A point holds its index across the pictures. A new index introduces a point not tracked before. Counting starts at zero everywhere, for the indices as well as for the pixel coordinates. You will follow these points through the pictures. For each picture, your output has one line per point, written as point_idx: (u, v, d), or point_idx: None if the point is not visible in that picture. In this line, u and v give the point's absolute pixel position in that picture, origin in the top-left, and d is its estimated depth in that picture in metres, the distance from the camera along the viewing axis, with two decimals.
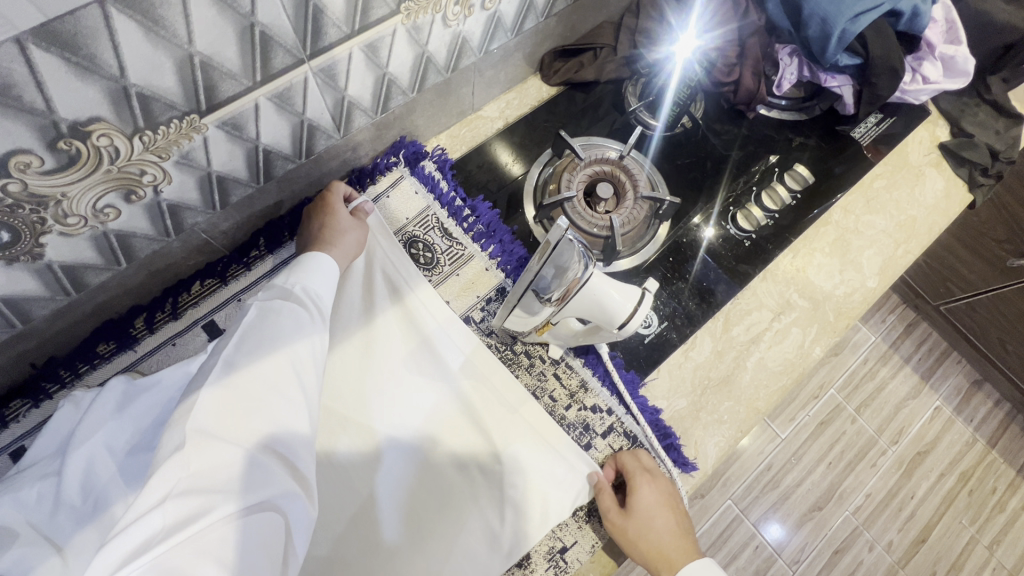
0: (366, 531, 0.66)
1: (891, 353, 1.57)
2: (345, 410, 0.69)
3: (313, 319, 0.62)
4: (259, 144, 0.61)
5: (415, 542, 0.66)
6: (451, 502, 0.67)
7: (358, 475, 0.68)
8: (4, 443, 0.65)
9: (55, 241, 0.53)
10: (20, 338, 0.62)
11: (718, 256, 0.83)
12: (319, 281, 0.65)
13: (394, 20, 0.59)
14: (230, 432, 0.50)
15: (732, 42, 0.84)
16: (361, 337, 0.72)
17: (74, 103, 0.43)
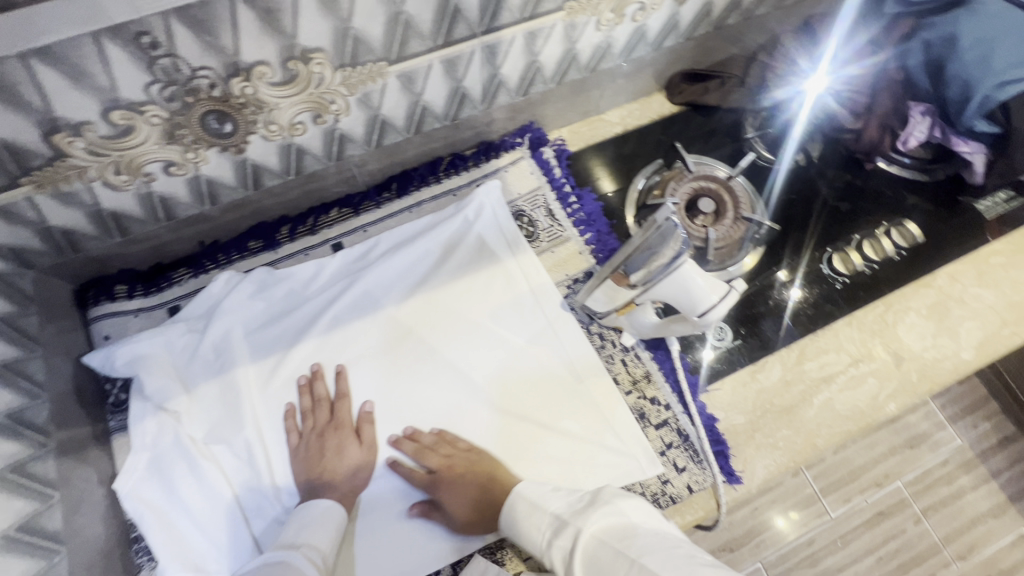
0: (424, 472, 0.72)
1: (977, 463, 1.44)
2: (428, 360, 0.77)
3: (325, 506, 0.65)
4: (420, 100, 0.72)
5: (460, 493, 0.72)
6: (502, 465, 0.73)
7: (427, 424, 0.75)
8: (164, 300, 0.79)
9: (256, 141, 0.66)
10: (201, 219, 0.76)
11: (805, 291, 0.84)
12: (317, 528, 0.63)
13: (557, 15, 0.68)
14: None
15: (864, 89, 0.86)
16: (454, 295, 0.80)
17: (311, 33, 0.55)
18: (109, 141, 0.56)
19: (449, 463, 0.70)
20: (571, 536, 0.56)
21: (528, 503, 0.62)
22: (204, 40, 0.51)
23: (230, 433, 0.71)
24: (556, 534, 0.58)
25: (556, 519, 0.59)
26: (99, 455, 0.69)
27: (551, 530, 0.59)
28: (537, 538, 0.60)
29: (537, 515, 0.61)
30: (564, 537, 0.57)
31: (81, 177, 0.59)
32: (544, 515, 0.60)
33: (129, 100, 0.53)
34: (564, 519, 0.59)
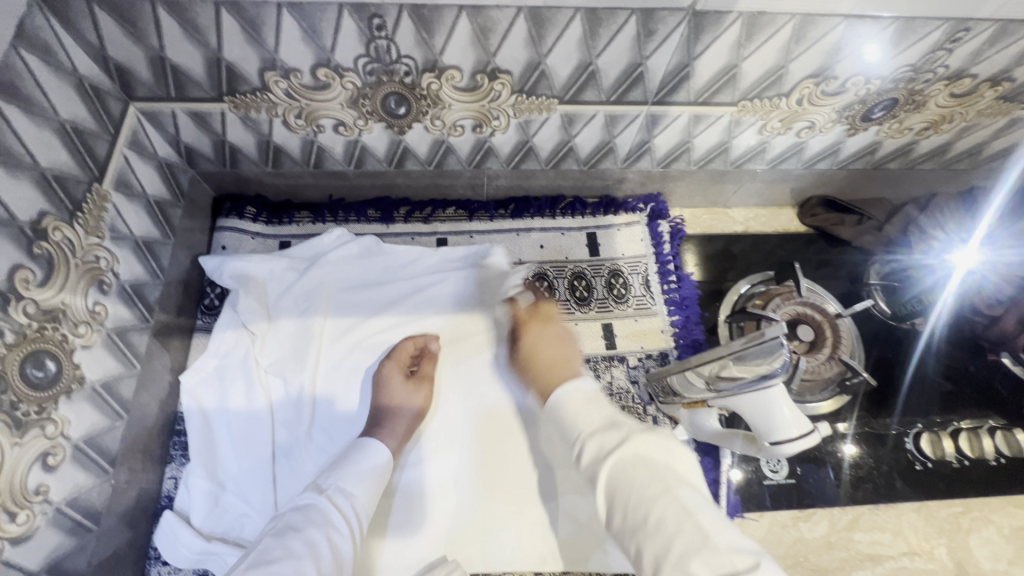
0: (439, 489, 0.73)
1: None
2: (477, 383, 0.78)
3: (368, 469, 0.63)
4: (571, 141, 0.75)
5: (466, 519, 0.72)
6: (515, 507, 0.73)
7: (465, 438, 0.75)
8: (279, 234, 0.86)
9: (418, 129, 0.71)
10: (339, 178, 0.82)
11: (884, 464, 0.78)
12: (361, 482, 0.62)
13: (728, 108, 0.69)
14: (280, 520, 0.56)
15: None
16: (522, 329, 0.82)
17: (508, 57, 0.59)
18: (306, 91, 0.63)
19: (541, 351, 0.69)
20: (620, 436, 0.49)
21: (585, 395, 0.56)
22: (420, 35, 0.56)
23: (291, 370, 0.75)
24: (607, 428, 0.51)
25: (612, 418, 0.52)
26: (179, 345, 0.75)
27: (598, 426, 0.52)
28: (582, 426, 0.53)
29: (589, 410, 0.54)
30: (610, 436, 0.50)
31: (269, 111, 0.66)
32: (600, 411, 0.53)
33: (338, 63, 0.59)
34: (619, 424, 0.51)
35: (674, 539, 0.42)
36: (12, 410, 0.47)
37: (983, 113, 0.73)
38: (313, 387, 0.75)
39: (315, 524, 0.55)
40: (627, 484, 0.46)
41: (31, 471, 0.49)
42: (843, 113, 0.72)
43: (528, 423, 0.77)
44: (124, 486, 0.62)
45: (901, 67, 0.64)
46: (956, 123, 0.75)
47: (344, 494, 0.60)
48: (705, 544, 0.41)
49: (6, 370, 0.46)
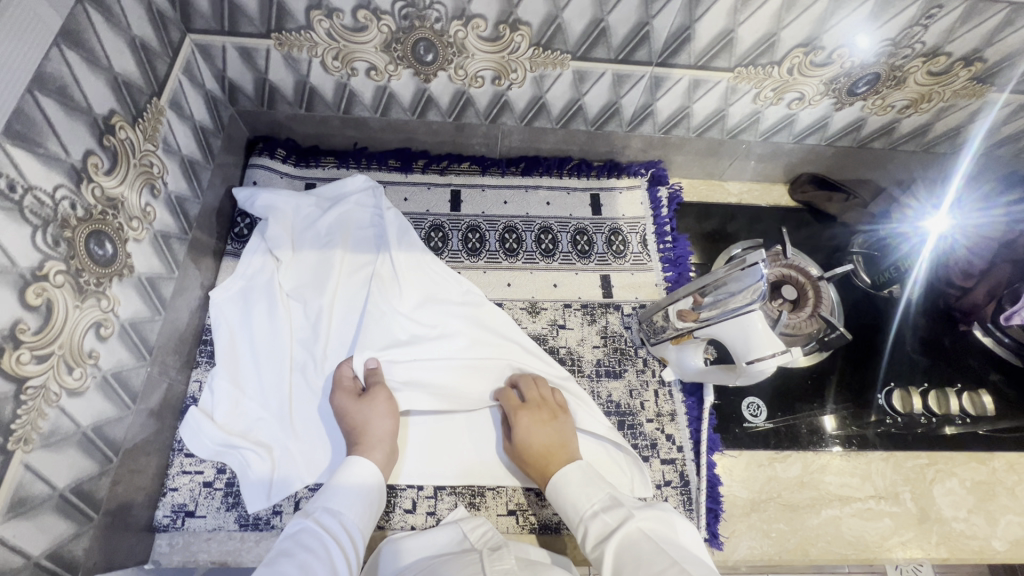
0: (442, 422, 0.77)
1: None
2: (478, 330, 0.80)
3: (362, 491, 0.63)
4: (580, 99, 0.82)
5: (468, 448, 0.76)
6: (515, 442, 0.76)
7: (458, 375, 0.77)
8: (306, 176, 0.92)
9: (442, 78, 0.78)
10: (365, 125, 0.89)
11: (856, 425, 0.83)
12: (353, 505, 0.61)
13: (725, 74, 0.76)
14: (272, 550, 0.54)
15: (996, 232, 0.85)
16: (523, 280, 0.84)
17: (529, 8, 0.67)
18: (346, 31, 0.70)
19: (532, 434, 0.70)
20: (621, 517, 0.57)
21: (583, 475, 0.63)
22: None
23: (309, 295, 0.80)
24: (607, 510, 0.58)
25: (609, 500, 0.60)
26: (209, 266, 0.81)
27: (601, 505, 0.60)
28: (581, 506, 0.61)
29: (593, 489, 0.62)
30: (613, 516, 0.58)
31: (310, 50, 0.73)
32: (598, 492, 0.61)
33: (377, 5, 0.66)
34: (619, 504, 0.59)
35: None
36: (77, 276, 0.53)
37: (958, 93, 0.80)
38: (330, 312, 0.80)
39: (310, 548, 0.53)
40: (634, 546, 0.53)
41: (87, 335, 0.55)
42: (830, 86, 0.79)
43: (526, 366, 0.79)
44: (157, 379, 0.68)
45: (881, 40, 0.71)
46: (933, 102, 0.82)
47: (331, 516, 0.58)
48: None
49: (75, 239, 0.53)
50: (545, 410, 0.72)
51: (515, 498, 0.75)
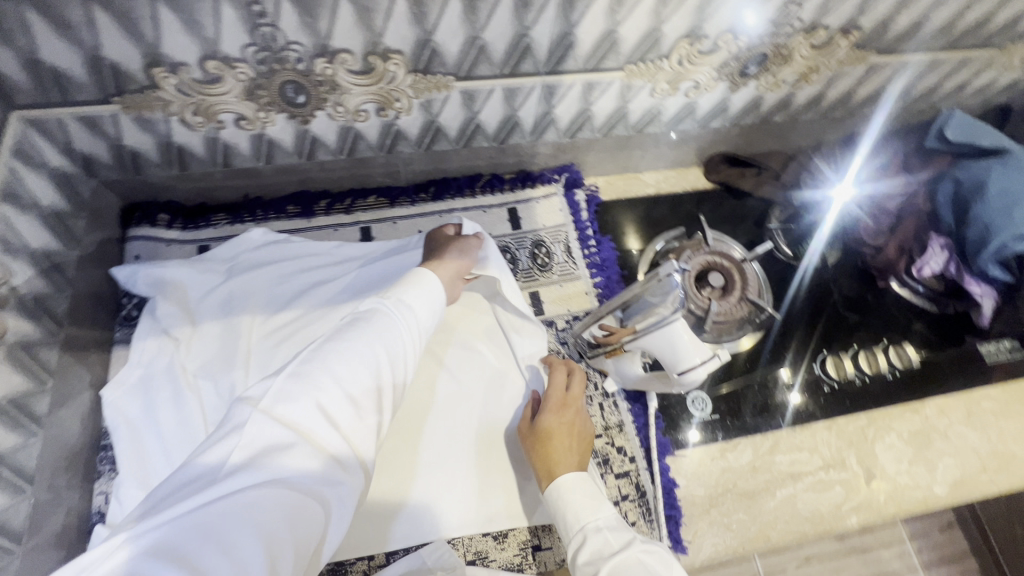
0: (409, 484, 0.71)
1: None
2: (433, 362, 0.78)
3: (390, 335, 0.57)
4: (475, 118, 0.78)
5: (435, 509, 0.70)
6: (485, 475, 0.73)
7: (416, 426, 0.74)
8: (197, 238, 0.84)
9: (322, 117, 0.72)
10: (251, 175, 0.82)
11: (799, 391, 0.86)
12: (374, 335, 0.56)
13: (616, 74, 0.74)
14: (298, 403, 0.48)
15: (897, 195, 0.90)
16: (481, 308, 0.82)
17: (396, 36, 0.61)
18: (198, 84, 0.63)
19: (556, 431, 0.66)
20: (625, 541, 0.53)
21: (593, 488, 0.60)
22: (304, 20, 0.57)
23: (219, 371, 0.73)
24: (613, 529, 0.55)
25: (616, 521, 0.57)
26: (97, 360, 0.73)
27: (607, 523, 0.56)
28: (583, 514, 0.57)
29: (599, 503, 0.58)
30: (617, 538, 0.54)
31: (163, 109, 0.66)
32: (605, 507, 0.58)
33: (226, 54, 0.60)
34: (625, 529, 0.56)
35: None
36: None
37: (844, 61, 0.81)
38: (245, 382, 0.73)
39: (309, 454, 0.46)
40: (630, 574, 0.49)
41: None
42: (722, 71, 0.78)
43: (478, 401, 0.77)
44: None
45: (764, 21, 0.70)
46: (823, 72, 0.82)
47: (334, 384, 0.50)
48: None
49: None
50: (571, 412, 0.69)
51: (472, 546, 0.71)
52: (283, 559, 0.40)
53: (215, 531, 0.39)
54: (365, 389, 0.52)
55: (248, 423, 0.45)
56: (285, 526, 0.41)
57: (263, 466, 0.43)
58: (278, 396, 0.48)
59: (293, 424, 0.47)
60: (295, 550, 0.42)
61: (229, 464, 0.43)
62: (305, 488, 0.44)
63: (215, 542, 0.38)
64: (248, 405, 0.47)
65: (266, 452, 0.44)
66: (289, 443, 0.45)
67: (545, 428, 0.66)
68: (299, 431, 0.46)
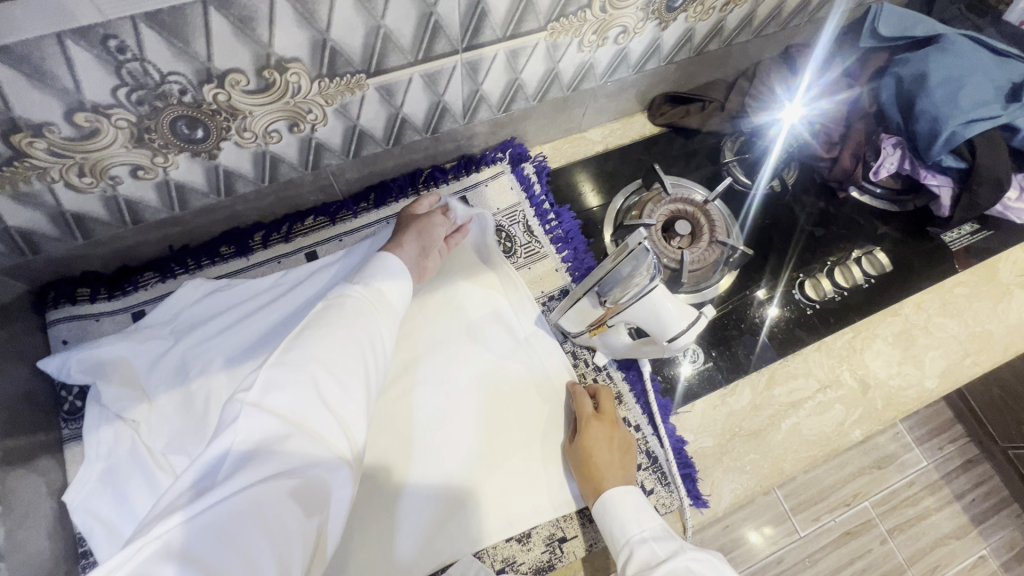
0: (415, 489, 0.70)
1: (973, 505, 1.32)
2: (415, 357, 0.77)
3: (368, 321, 0.57)
4: (400, 112, 0.71)
5: (445, 509, 0.70)
6: (485, 463, 0.73)
7: (411, 426, 0.73)
8: (128, 304, 0.76)
9: (229, 147, 0.64)
10: (170, 225, 0.73)
11: (777, 302, 0.87)
12: (350, 322, 0.55)
13: (539, 35, 0.68)
14: (289, 392, 0.47)
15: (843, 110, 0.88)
16: (469, 297, 0.81)
17: (287, 43, 0.54)
18: (73, 143, 0.54)
19: (596, 444, 0.68)
20: (671, 549, 0.56)
21: (637, 501, 0.62)
22: (174, 46, 0.49)
23: (190, 443, 0.68)
24: (658, 538, 0.58)
25: (662, 529, 0.59)
26: (49, 464, 0.66)
27: (651, 533, 0.59)
28: (630, 528, 0.60)
29: (645, 516, 0.61)
30: (663, 547, 0.57)
31: (42, 178, 0.57)
32: (651, 519, 0.60)
33: (95, 102, 0.51)
34: (671, 535, 0.58)
35: None
36: None
37: None
38: None
39: (309, 442, 0.46)
40: None
41: None
42: (648, 9, 0.72)
43: (470, 395, 0.76)
44: None
45: None
46: None
47: (322, 371, 0.50)
48: None
49: None
50: (609, 422, 0.71)
51: (499, 554, 0.69)
52: (291, 548, 0.41)
53: (220, 527, 0.39)
54: (353, 370, 0.52)
55: (242, 417, 0.44)
56: (286, 513, 0.42)
57: (262, 456, 0.43)
58: (267, 386, 0.46)
59: (285, 413, 0.46)
60: (303, 535, 0.43)
61: (227, 463, 0.42)
62: (309, 474, 0.45)
63: (220, 539, 0.38)
64: (237, 399, 0.45)
65: (265, 444, 0.44)
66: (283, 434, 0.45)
67: (588, 444, 0.68)
68: (292, 420, 0.46)
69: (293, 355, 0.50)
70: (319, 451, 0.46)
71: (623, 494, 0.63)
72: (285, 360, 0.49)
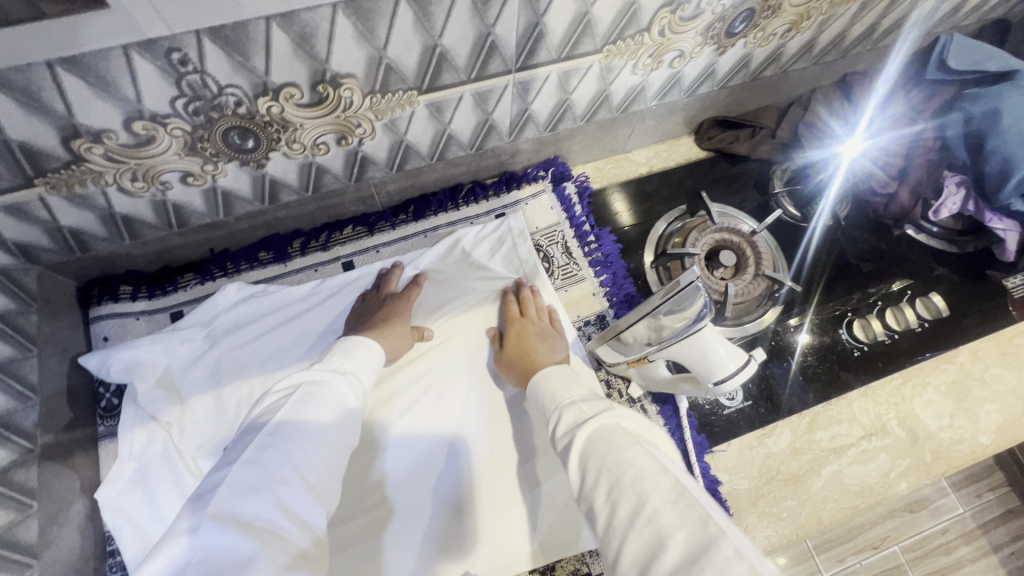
0: (421, 516, 0.68)
1: (1010, 559, 1.24)
2: (430, 379, 0.75)
3: (337, 412, 0.54)
4: (447, 129, 0.70)
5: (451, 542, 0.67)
6: (494, 497, 0.70)
7: (422, 453, 0.71)
8: (167, 305, 0.77)
9: (278, 158, 0.64)
10: (213, 229, 0.74)
11: (809, 330, 0.84)
12: (319, 415, 0.52)
13: (594, 57, 0.66)
14: (255, 498, 0.43)
15: (904, 148, 0.83)
16: (486, 324, 0.80)
17: (344, 60, 0.53)
18: (129, 149, 0.55)
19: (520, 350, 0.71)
20: (596, 407, 0.48)
21: (565, 377, 0.56)
22: (235, 60, 0.49)
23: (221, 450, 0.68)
24: (587, 399, 0.50)
25: (591, 394, 0.52)
26: (84, 461, 0.67)
27: (581, 397, 0.52)
28: (562, 398, 0.53)
29: (574, 385, 0.54)
30: (589, 406, 0.49)
31: (96, 181, 0.58)
32: (579, 387, 0.53)
33: (153, 112, 0.52)
34: (602, 397, 0.51)
35: (649, 494, 0.38)
36: None
37: (836, 2, 0.73)
38: None
39: (277, 552, 0.41)
40: (607, 434, 0.44)
41: None
42: (707, 34, 0.70)
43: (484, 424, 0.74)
44: None
45: None
46: (814, 18, 0.75)
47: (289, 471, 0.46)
48: (679, 499, 0.37)
49: None
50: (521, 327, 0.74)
51: None
52: None
53: None
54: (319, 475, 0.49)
55: (202, 529, 0.40)
56: None
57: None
58: (234, 490, 0.43)
59: (250, 523, 0.41)
60: None
61: None
62: None
63: None
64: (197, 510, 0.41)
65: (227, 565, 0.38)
66: (251, 544, 0.40)
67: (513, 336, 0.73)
68: (260, 532, 0.41)
69: (261, 454, 0.46)
70: (294, 561, 0.42)
71: (552, 370, 0.59)
72: (252, 459, 0.45)
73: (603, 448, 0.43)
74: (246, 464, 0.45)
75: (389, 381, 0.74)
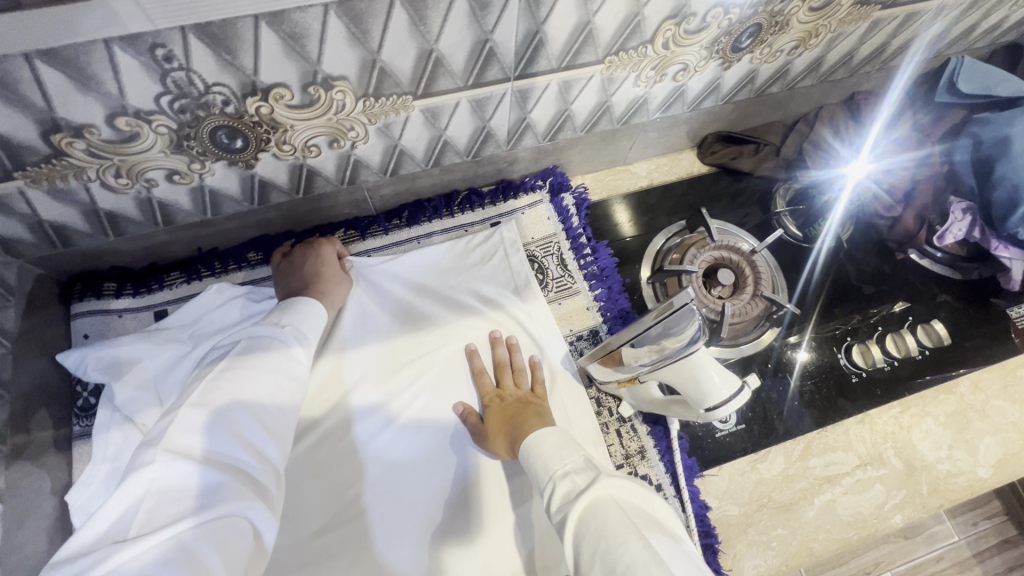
0: (405, 528, 0.65)
1: None
2: (419, 385, 0.73)
3: (290, 361, 0.55)
4: (443, 135, 0.69)
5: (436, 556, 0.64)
6: (480, 513, 0.68)
7: (407, 460, 0.69)
8: (152, 303, 0.76)
9: (267, 159, 0.63)
10: (201, 228, 0.72)
11: (808, 347, 0.82)
12: (272, 364, 0.53)
13: (595, 67, 0.65)
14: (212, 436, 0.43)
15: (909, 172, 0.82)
16: (476, 335, 0.77)
17: (335, 61, 0.52)
18: (112, 145, 0.53)
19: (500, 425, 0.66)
20: (589, 479, 0.47)
21: (561, 437, 0.54)
22: (222, 58, 0.47)
23: None
24: (579, 470, 0.48)
25: (585, 461, 0.50)
26: (57, 461, 0.66)
27: (573, 466, 0.50)
28: (552, 466, 0.51)
29: (568, 451, 0.52)
30: (583, 477, 0.47)
31: (78, 177, 0.56)
32: (574, 452, 0.51)
33: (137, 108, 0.50)
34: (595, 467, 0.49)
35: None
36: None
37: (846, 21, 0.71)
38: None
39: (239, 483, 0.43)
40: (598, 515, 0.42)
41: None
42: (712, 48, 0.68)
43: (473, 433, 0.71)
44: None
45: None
46: (822, 36, 0.73)
47: (243, 413, 0.47)
48: None
49: None
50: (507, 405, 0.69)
51: None
52: None
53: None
54: (275, 419, 0.50)
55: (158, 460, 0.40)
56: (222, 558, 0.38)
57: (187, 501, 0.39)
58: (187, 428, 0.43)
59: (208, 457, 0.42)
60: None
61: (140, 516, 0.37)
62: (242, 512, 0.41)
63: None
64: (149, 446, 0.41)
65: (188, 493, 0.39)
66: (211, 476, 0.41)
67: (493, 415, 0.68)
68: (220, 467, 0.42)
69: (215, 397, 0.46)
70: (254, 491, 0.44)
71: (546, 432, 0.55)
72: (206, 402, 0.45)
73: (593, 529, 0.41)
74: (200, 406, 0.45)
75: (376, 387, 0.72)
